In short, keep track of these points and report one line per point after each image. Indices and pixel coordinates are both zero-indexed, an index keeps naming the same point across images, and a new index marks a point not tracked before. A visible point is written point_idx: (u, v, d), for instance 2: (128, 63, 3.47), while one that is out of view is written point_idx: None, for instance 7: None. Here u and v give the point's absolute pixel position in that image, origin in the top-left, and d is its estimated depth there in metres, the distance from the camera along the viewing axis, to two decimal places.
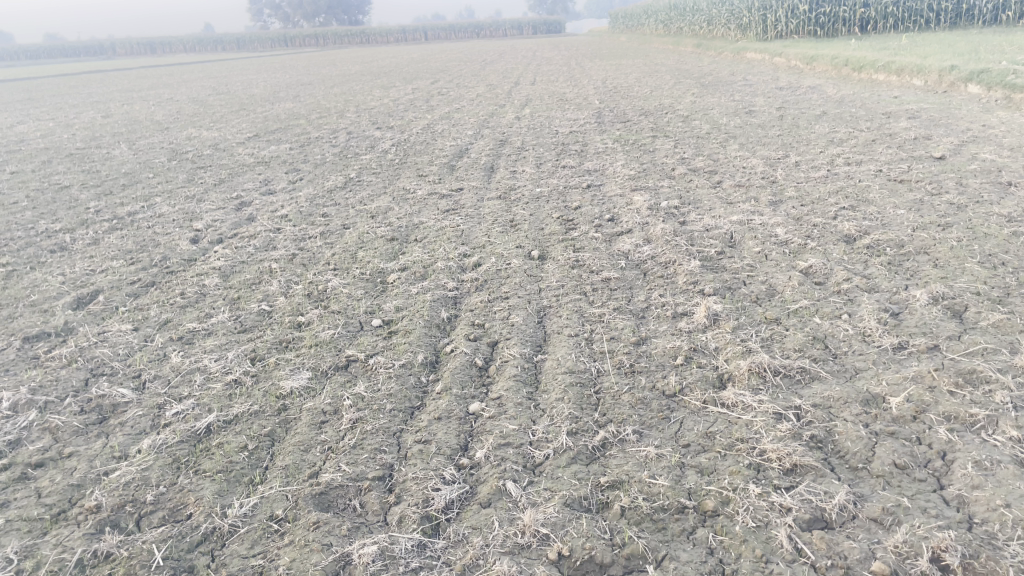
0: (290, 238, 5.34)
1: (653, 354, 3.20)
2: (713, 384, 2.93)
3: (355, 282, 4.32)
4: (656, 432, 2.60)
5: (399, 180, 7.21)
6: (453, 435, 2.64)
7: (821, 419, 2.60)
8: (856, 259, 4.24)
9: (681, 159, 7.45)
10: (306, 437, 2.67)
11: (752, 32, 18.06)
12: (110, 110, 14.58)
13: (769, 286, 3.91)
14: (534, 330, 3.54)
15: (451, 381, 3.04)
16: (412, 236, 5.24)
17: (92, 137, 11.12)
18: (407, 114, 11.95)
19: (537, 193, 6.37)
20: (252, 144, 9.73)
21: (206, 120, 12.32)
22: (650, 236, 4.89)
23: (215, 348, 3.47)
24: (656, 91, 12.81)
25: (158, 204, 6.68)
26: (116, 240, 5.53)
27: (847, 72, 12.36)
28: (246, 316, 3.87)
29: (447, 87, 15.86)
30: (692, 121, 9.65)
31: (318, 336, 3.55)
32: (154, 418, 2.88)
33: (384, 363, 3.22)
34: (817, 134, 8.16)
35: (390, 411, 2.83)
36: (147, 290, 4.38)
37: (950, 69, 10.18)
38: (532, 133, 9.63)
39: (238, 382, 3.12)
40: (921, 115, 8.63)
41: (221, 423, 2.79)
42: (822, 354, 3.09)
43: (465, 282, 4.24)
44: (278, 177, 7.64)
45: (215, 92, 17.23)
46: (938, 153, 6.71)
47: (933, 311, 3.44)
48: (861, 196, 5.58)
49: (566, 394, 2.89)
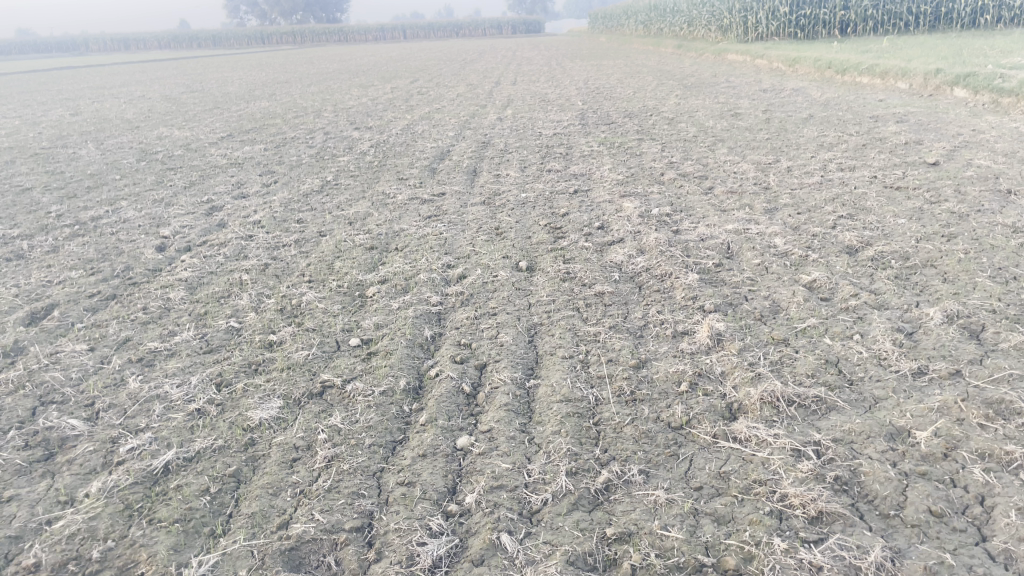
0: (262, 246, 5.05)
1: (654, 379, 2.96)
2: (723, 415, 2.69)
3: (331, 295, 4.05)
4: (663, 471, 2.36)
5: (379, 184, 6.93)
6: (440, 475, 2.38)
7: (843, 457, 2.38)
8: (861, 272, 4.03)
9: (669, 163, 7.24)
10: (276, 477, 2.40)
11: (732, 33, 17.89)
12: (79, 107, 14.14)
13: (773, 302, 3.69)
14: (525, 351, 3.29)
15: (437, 412, 2.77)
16: (393, 244, 4.97)
17: (59, 136, 10.73)
18: (386, 114, 11.65)
19: (522, 198, 6.12)
20: (225, 145, 9.40)
21: (179, 119, 11.95)
22: (643, 246, 4.66)
23: (178, 371, 3.19)
24: (640, 93, 12.61)
25: (124, 208, 6.36)
26: (77, 248, 5.20)
27: (831, 75, 12.22)
28: (214, 334, 3.58)
29: (428, 86, 15.57)
30: (677, 124, 9.45)
31: (291, 358, 3.27)
32: (106, 455, 2.59)
33: (363, 390, 2.95)
34: (805, 138, 7.98)
35: (369, 447, 2.56)
36: (107, 304, 4.07)
37: (936, 72, 10.05)
38: (515, 135, 9.38)
39: (201, 412, 2.84)
40: (910, 119, 8.48)
41: (181, 461, 2.51)
42: (837, 381, 2.86)
43: (449, 296, 3.98)
44: (251, 180, 7.33)
45: (189, 90, 16.78)
46: (932, 158, 6.53)
47: (949, 331, 3.23)
48: (858, 204, 5.39)
49: (563, 426, 2.64)
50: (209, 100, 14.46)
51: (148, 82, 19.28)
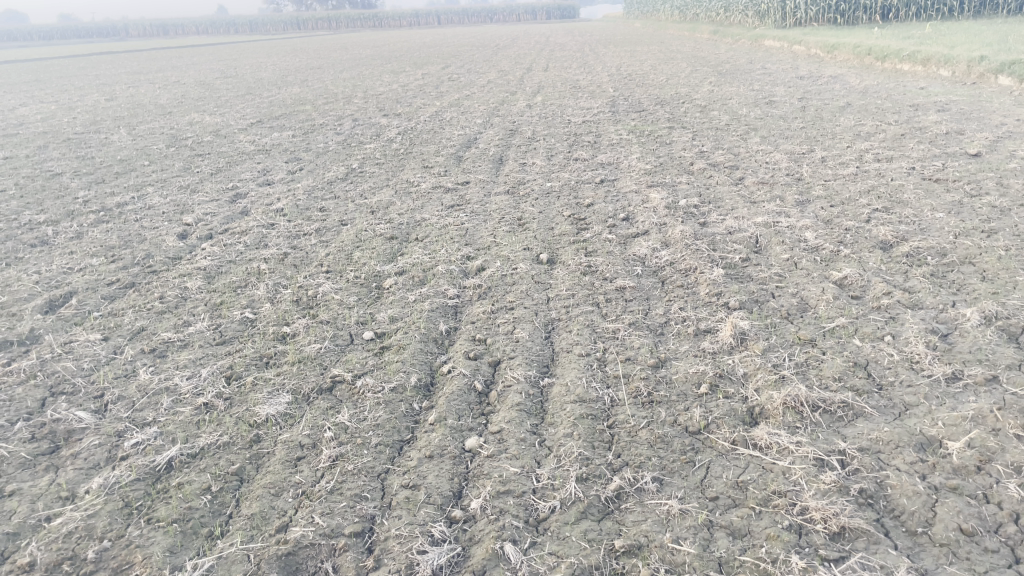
0: (283, 235, 5.00)
1: (673, 380, 2.85)
2: (744, 420, 2.58)
3: (348, 287, 3.99)
4: (678, 479, 2.27)
5: (403, 172, 6.87)
6: (446, 479, 2.31)
7: (869, 467, 2.26)
8: (895, 269, 3.87)
9: (699, 152, 7.07)
10: (279, 476, 2.35)
11: (770, 19, 17.52)
12: (114, 92, 14.27)
13: (801, 300, 3.55)
14: (541, 347, 3.20)
15: (446, 411, 2.70)
16: (414, 234, 4.90)
17: (93, 121, 10.82)
18: (414, 100, 11.57)
19: (547, 188, 6.01)
20: (254, 131, 9.40)
21: (210, 105, 11.99)
22: (668, 238, 4.54)
23: (189, 363, 3.15)
24: (672, 79, 12.39)
25: (149, 194, 6.36)
26: (100, 234, 5.21)
27: (870, 62, 11.89)
28: (227, 325, 3.54)
29: (459, 72, 15.45)
30: (710, 112, 9.26)
31: (302, 351, 3.22)
32: (111, 449, 2.56)
33: (373, 386, 2.89)
34: (842, 127, 7.75)
35: (375, 447, 2.49)
36: (125, 293, 4.06)
37: (980, 60, 9.71)
38: (543, 122, 9.25)
39: (208, 406, 2.80)
40: (951, 109, 8.19)
41: (185, 458, 2.47)
42: (865, 386, 2.73)
43: (467, 289, 3.90)
44: (277, 167, 7.31)
45: (222, 75, 16.86)
46: (973, 149, 6.29)
47: (986, 333, 3.07)
48: (895, 197, 5.20)
49: (575, 428, 2.55)
50: (241, 86, 14.51)
51: (184, 67, 19.44)
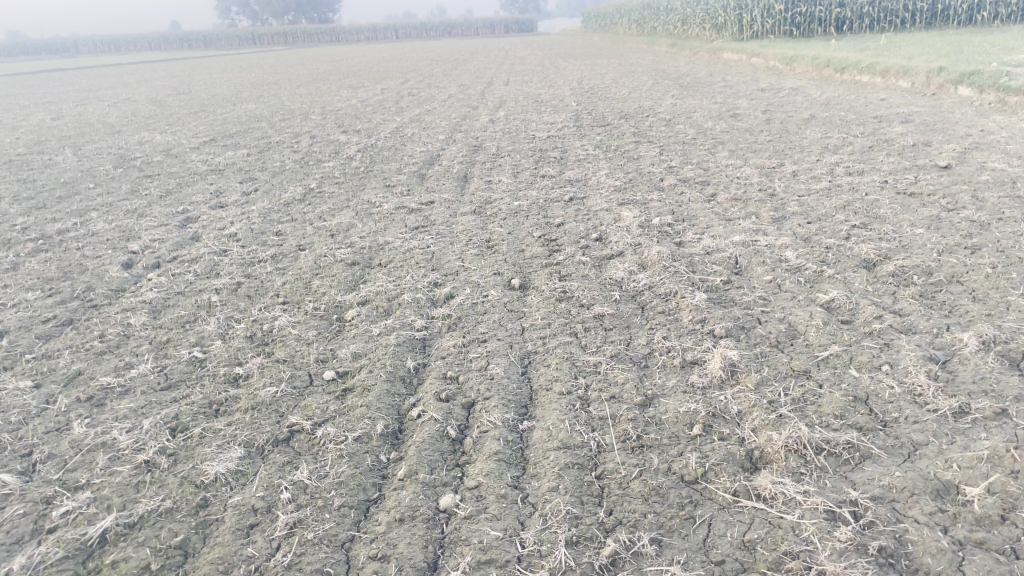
0: (236, 263, 4.70)
1: (664, 421, 2.63)
2: (744, 466, 2.37)
3: (307, 320, 3.71)
4: (678, 540, 2.05)
5: (365, 191, 6.59)
6: (419, 547, 2.07)
7: (885, 520, 2.07)
8: (883, 290, 3.71)
9: (668, 167, 6.92)
10: (230, 549, 2.09)
11: (727, 32, 17.60)
12: (61, 111, 13.78)
13: (789, 326, 3.36)
14: (518, 385, 2.96)
15: (417, 463, 2.44)
16: (376, 260, 4.63)
17: (36, 141, 10.36)
18: (375, 116, 11.30)
19: (515, 207, 5.78)
20: (207, 150, 9.05)
21: (162, 123, 11.58)
22: (644, 260, 4.33)
23: (129, 414, 2.85)
24: (635, 93, 12.30)
25: (93, 220, 6.00)
26: (38, 265, 4.85)
27: (829, 73, 11.91)
28: (174, 367, 3.24)
29: (419, 87, 15.20)
30: (675, 125, 9.14)
31: (257, 396, 2.94)
32: (36, 520, 2.26)
33: (335, 436, 2.62)
34: (809, 139, 7.67)
35: (339, 509, 2.23)
36: (62, 331, 3.73)
37: (938, 70, 9.74)
38: (507, 138, 9.05)
39: (150, 464, 2.51)
40: (915, 120, 8.17)
41: (120, 529, 2.18)
42: (869, 423, 2.53)
43: (435, 320, 3.64)
44: (231, 188, 6.98)
45: (176, 92, 16.44)
46: (943, 161, 6.21)
47: (987, 360, 2.91)
48: (871, 212, 5.07)
49: (561, 480, 2.32)
50: (195, 102, 14.08)
51: (136, 84, 18.92)
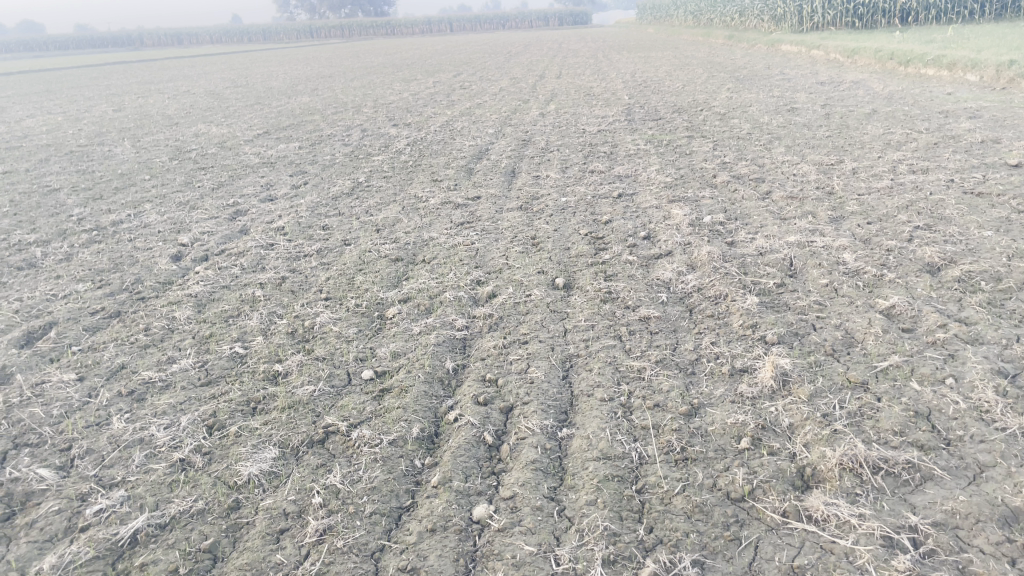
0: (282, 257, 4.70)
1: (710, 433, 2.52)
2: (794, 484, 2.24)
3: (348, 317, 3.67)
4: (722, 563, 1.94)
5: (412, 186, 6.56)
6: (451, 560, 2.00)
7: (948, 548, 1.93)
8: (947, 297, 3.51)
9: (722, 163, 6.73)
10: (259, 555, 2.05)
11: (786, 24, 17.16)
12: (123, 102, 14.10)
13: (845, 333, 3.20)
14: (558, 390, 2.87)
15: (451, 471, 2.38)
16: (420, 256, 4.58)
17: (97, 133, 10.59)
18: (426, 109, 11.29)
19: (562, 203, 5.68)
20: (260, 142, 9.13)
21: (218, 115, 11.75)
22: (694, 260, 4.19)
23: (168, 410, 2.84)
24: (689, 86, 12.04)
25: (146, 212, 6.08)
26: (90, 256, 4.93)
27: (893, 66, 11.49)
28: (214, 363, 3.23)
29: (471, 80, 15.16)
30: (729, 119, 8.92)
31: (294, 394, 2.90)
32: (71, 517, 2.26)
33: (370, 439, 2.57)
34: (870, 135, 7.38)
35: (370, 517, 2.18)
36: (108, 324, 3.77)
37: (1010, 64, 9.31)
38: (557, 132, 8.93)
39: (185, 463, 2.49)
40: (983, 115, 7.81)
41: (151, 530, 2.17)
42: (931, 441, 2.38)
43: (476, 320, 3.57)
44: (281, 181, 7.01)
45: (233, 84, 16.67)
46: (1014, 159, 5.91)
47: None
48: (936, 213, 4.84)
49: (600, 493, 2.23)
50: (250, 95, 14.27)
51: (196, 76, 19.31)
